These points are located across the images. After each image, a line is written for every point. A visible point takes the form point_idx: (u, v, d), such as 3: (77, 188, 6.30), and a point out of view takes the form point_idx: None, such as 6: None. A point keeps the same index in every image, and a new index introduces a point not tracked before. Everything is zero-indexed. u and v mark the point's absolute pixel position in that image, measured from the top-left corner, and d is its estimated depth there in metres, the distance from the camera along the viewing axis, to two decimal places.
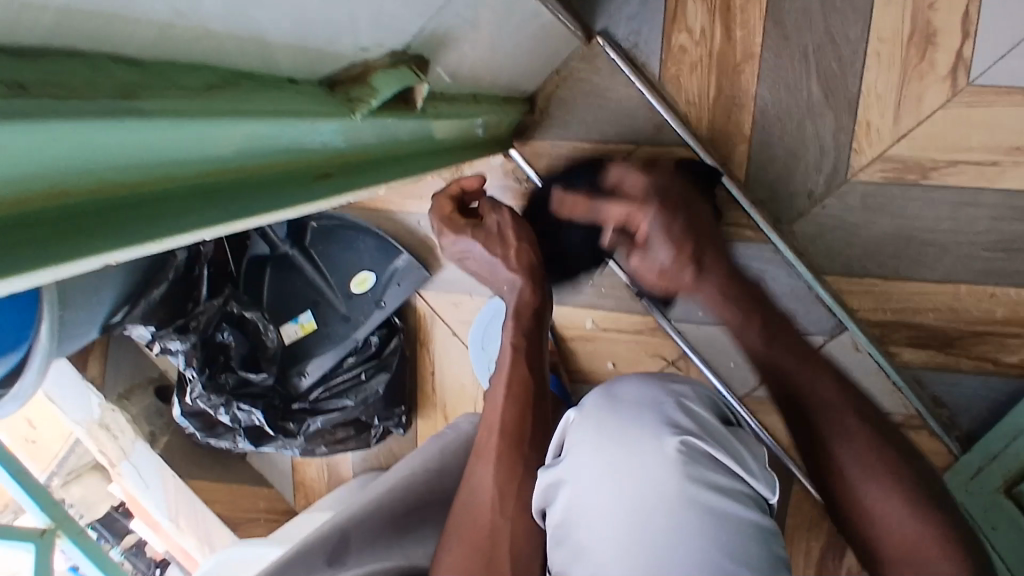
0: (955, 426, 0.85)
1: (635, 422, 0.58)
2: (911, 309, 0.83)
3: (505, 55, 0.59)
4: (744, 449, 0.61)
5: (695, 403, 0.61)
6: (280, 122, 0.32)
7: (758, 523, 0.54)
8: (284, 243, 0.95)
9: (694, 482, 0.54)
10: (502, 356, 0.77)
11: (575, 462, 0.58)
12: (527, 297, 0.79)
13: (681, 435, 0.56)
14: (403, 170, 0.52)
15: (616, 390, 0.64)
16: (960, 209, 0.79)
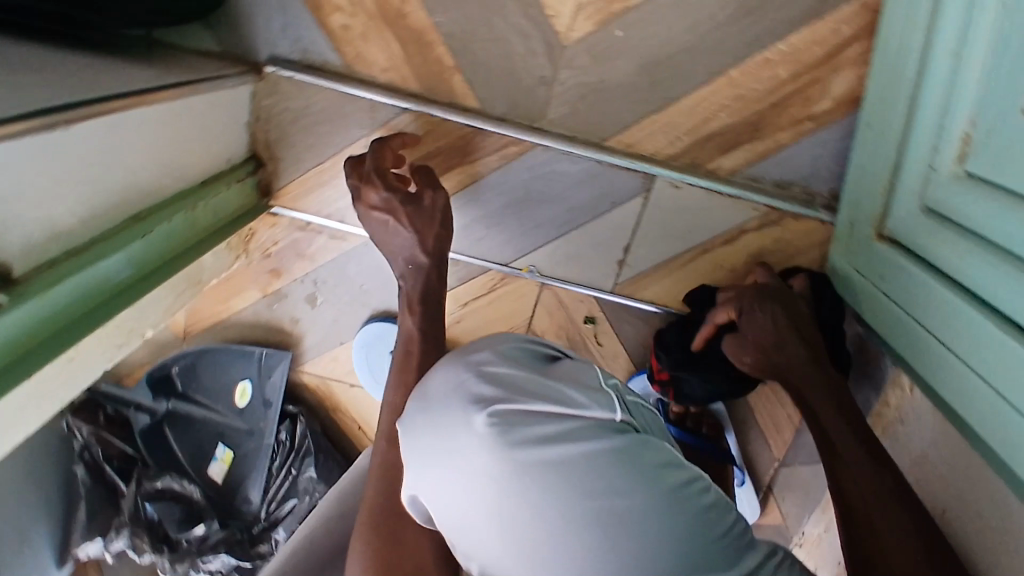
0: (815, 195, 0.82)
1: (444, 416, 0.55)
2: (702, 121, 0.79)
3: (121, 168, 0.58)
4: (561, 379, 0.59)
5: (497, 364, 0.58)
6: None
7: (606, 450, 0.53)
8: (159, 403, 0.97)
9: (518, 447, 0.52)
10: (410, 339, 0.75)
11: (416, 479, 0.56)
12: (431, 281, 0.77)
13: (486, 409, 0.54)
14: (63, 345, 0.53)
15: (423, 387, 0.60)
16: (682, 4, 0.74)
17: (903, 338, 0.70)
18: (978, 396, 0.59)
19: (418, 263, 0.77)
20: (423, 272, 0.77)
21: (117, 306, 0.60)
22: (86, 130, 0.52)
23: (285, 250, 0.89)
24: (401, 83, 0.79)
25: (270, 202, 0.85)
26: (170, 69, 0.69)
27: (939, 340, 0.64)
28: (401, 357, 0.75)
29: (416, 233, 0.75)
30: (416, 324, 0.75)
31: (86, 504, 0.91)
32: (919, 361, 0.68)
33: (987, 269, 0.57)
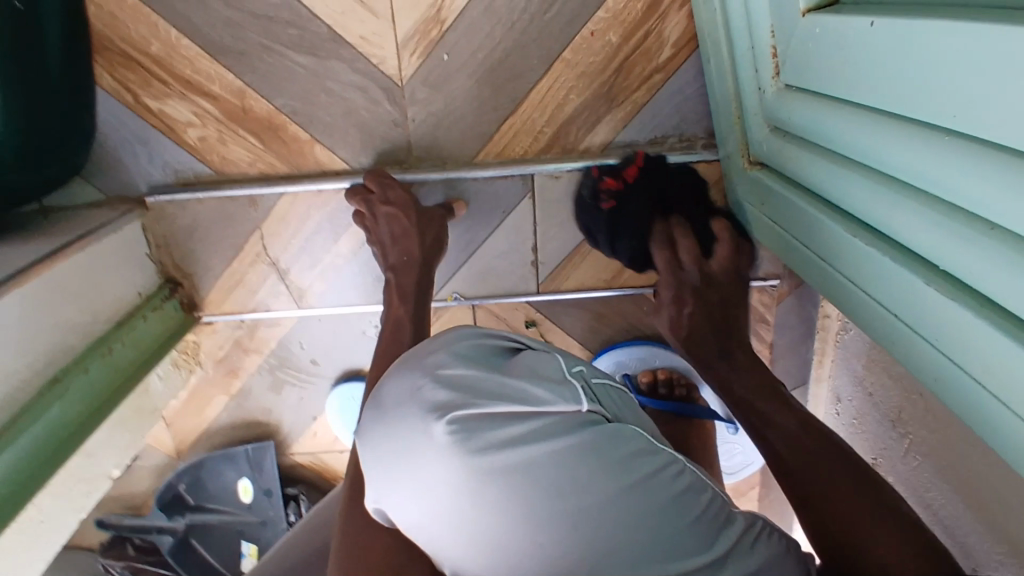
0: (693, 139, 0.81)
1: (400, 426, 0.50)
2: (556, 108, 0.80)
3: (32, 340, 0.64)
4: (522, 371, 0.54)
5: (453, 365, 0.53)
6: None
7: (571, 444, 0.49)
8: (177, 520, 1.02)
9: (480, 453, 0.47)
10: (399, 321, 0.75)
11: (378, 492, 0.51)
12: (414, 280, 0.78)
13: (442, 417, 0.49)
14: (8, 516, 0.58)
15: (379, 397, 0.55)
16: (491, 10, 0.75)
17: (794, 258, 0.67)
18: (868, 307, 0.56)
19: (410, 256, 0.78)
20: (411, 267, 0.78)
21: (54, 466, 0.64)
22: None
23: (232, 351, 0.94)
24: (271, 169, 0.83)
25: (198, 314, 0.89)
26: (60, 230, 0.74)
27: (819, 254, 0.61)
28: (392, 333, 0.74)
29: (407, 235, 0.78)
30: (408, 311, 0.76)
31: None
32: (811, 277, 0.65)
33: (837, 178, 0.55)
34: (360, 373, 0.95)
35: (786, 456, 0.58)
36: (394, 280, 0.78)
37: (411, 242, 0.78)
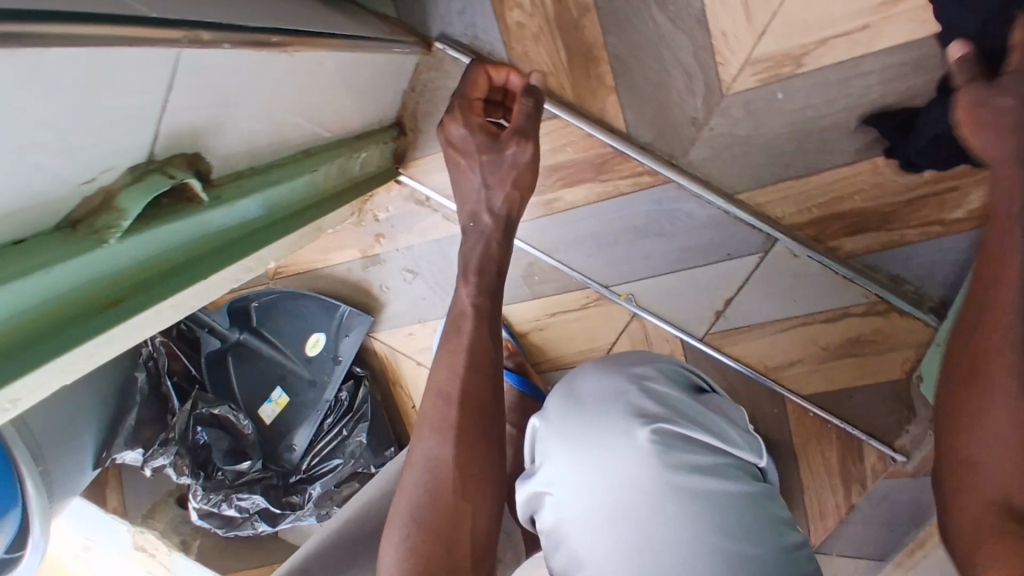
0: (925, 297, 0.82)
1: (602, 418, 0.57)
2: (835, 198, 0.80)
3: (316, 103, 0.61)
4: (719, 415, 0.59)
5: (659, 381, 0.59)
6: (9, 290, 0.34)
7: (742, 492, 0.55)
8: (233, 331, 0.98)
9: (673, 469, 0.54)
10: (462, 309, 0.69)
11: (553, 467, 0.57)
12: (481, 250, 0.72)
13: (650, 424, 0.55)
14: (234, 255, 0.55)
15: (572, 387, 0.61)
16: (847, 84, 0.76)
17: None
18: None
19: (481, 226, 0.73)
20: (483, 238, 0.72)
21: (280, 231, 0.63)
22: (305, 60, 0.55)
23: (397, 218, 0.91)
24: (557, 89, 0.81)
25: (400, 169, 0.88)
26: (365, 22, 0.72)
27: None
28: (454, 323, 0.68)
29: (492, 190, 0.72)
30: (478, 299, 0.68)
31: (139, 409, 0.92)
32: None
33: None
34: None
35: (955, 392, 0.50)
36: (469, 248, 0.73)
37: (492, 205, 0.73)
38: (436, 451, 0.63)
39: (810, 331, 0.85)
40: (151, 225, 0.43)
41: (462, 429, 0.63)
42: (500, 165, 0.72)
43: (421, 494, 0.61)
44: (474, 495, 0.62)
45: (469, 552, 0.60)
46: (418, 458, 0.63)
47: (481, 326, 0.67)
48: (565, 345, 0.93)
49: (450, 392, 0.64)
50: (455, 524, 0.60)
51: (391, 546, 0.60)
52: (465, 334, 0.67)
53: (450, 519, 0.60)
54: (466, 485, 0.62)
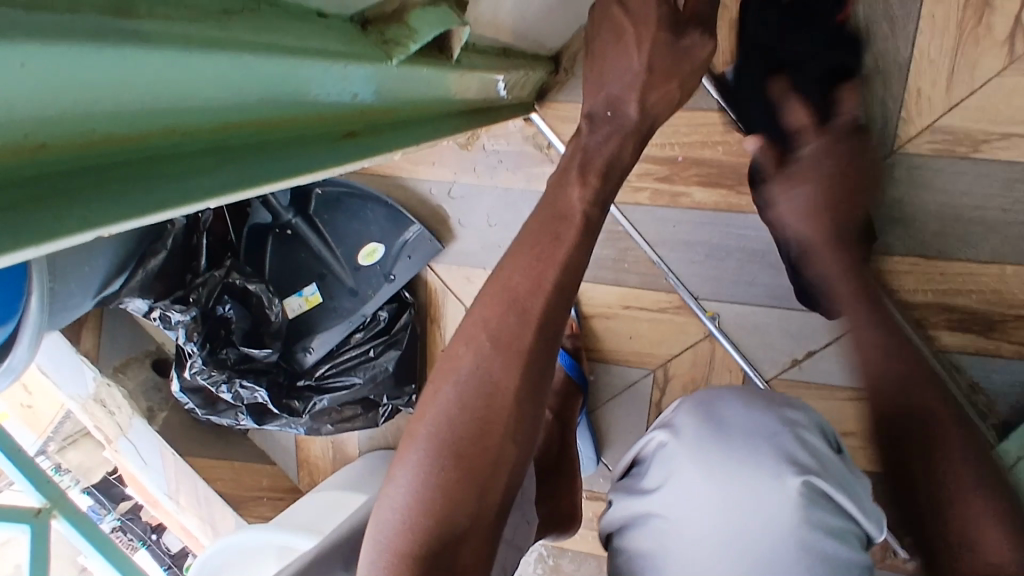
0: (992, 413, 0.80)
1: (748, 455, 0.50)
2: (952, 290, 0.78)
3: (537, 6, 0.55)
4: (862, 483, 0.53)
5: (812, 430, 0.53)
6: (301, 65, 0.26)
7: (870, 569, 0.49)
8: (287, 211, 0.88)
9: (815, 529, 0.48)
10: (568, 211, 0.53)
11: (677, 491, 0.51)
12: (612, 151, 0.57)
13: (803, 475, 0.49)
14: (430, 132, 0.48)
15: (715, 406, 0.54)
16: (1012, 185, 0.74)
17: None
18: None
19: (622, 120, 0.58)
20: (620, 138, 0.57)
21: (461, 125, 0.56)
22: None
23: (509, 155, 0.85)
24: (731, 84, 0.77)
25: (535, 107, 0.82)
26: None
27: None
28: (548, 223, 0.53)
29: (650, 82, 0.57)
30: (591, 209, 0.54)
31: (164, 257, 0.81)
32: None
33: None
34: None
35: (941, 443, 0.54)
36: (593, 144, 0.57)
37: (646, 100, 0.57)
38: (490, 370, 0.49)
39: None
40: (416, 63, 0.35)
41: (551, 371, 0.50)
42: (672, 61, 0.57)
43: (462, 417, 0.48)
44: (521, 440, 0.49)
45: (499, 498, 0.48)
46: (464, 371, 0.49)
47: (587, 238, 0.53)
48: (624, 342, 0.89)
49: (527, 311, 0.49)
50: (492, 469, 0.48)
51: (412, 468, 0.48)
52: (562, 245, 0.52)
53: (491, 456, 0.47)
54: (518, 425, 0.49)
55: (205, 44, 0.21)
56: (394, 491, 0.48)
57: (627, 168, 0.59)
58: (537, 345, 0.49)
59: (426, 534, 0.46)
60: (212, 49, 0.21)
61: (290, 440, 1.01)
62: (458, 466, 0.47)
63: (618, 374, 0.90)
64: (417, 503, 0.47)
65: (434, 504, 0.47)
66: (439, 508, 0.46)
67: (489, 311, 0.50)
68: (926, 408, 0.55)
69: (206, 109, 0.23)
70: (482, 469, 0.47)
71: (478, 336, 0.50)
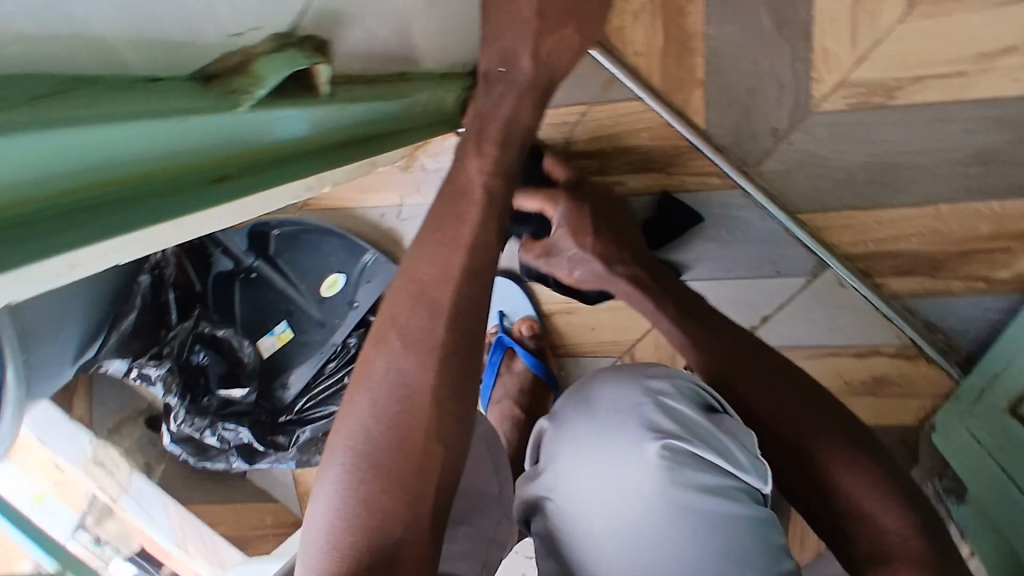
0: (953, 350, 0.83)
1: (618, 432, 0.62)
2: (891, 236, 0.80)
3: (425, 28, 0.58)
4: (734, 433, 0.60)
5: (675, 398, 0.62)
6: (147, 123, 0.30)
7: (746, 516, 0.58)
8: (247, 256, 0.93)
9: (678, 484, 0.58)
10: (468, 184, 0.59)
11: (569, 472, 0.63)
12: (509, 109, 0.65)
13: (661, 441, 0.59)
14: (326, 163, 0.51)
15: (591, 395, 0.65)
16: (933, 126, 0.76)
17: (1003, 506, 0.72)
18: None
19: (516, 77, 0.64)
20: (514, 93, 0.64)
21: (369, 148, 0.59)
22: None
23: (448, 172, 0.88)
24: (645, 72, 0.80)
25: (463, 121, 0.84)
26: None
27: None
28: (450, 201, 0.58)
29: (544, 29, 0.63)
30: (490, 179, 0.60)
31: (135, 315, 0.85)
32: (1014, 525, 0.70)
33: None
34: (520, 281, 0.92)
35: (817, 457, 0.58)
36: (493, 104, 0.64)
37: (538, 50, 0.63)
38: (405, 372, 0.50)
39: (837, 363, 0.86)
40: (280, 104, 0.39)
41: (472, 371, 0.52)
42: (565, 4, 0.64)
43: (380, 428, 0.49)
44: (448, 439, 0.50)
45: (434, 502, 0.49)
46: (377, 376, 0.51)
47: (492, 210, 0.58)
48: (586, 333, 0.91)
49: (436, 302, 0.52)
50: (424, 471, 0.49)
51: (334, 483, 0.49)
52: (465, 225, 0.56)
53: (417, 462, 0.49)
54: (439, 424, 0.50)
55: (29, 126, 0.24)
56: (320, 508, 0.49)
57: (530, 129, 0.66)
58: (449, 340, 0.51)
59: (362, 547, 0.46)
60: (54, 127, 0.25)
61: (287, 475, 1.03)
62: (384, 476, 0.48)
63: (589, 367, 0.92)
64: (347, 518, 0.47)
65: (362, 516, 0.47)
66: (370, 520, 0.47)
67: (397, 308, 0.53)
68: (802, 435, 0.59)
69: (63, 175, 0.27)
70: (410, 472, 0.48)
71: (390, 337, 0.52)
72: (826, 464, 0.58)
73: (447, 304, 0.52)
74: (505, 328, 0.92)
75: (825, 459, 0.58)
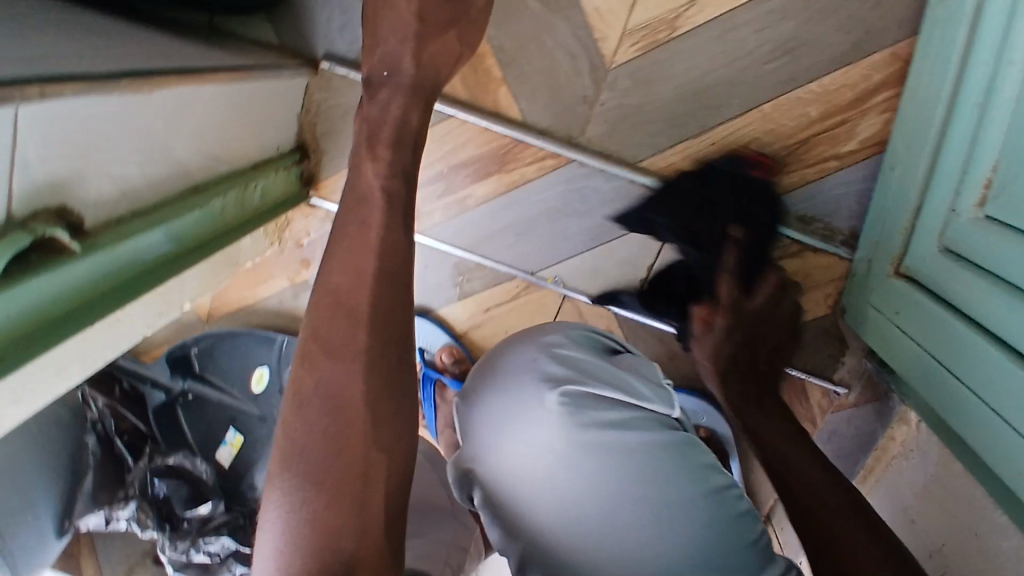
0: (836, 232, 0.85)
1: (518, 389, 0.61)
2: (731, 151, 0.82)
3: (197, 141, 0.63)
4: (630, 370, 0.64)
5: (568, 346, 0.63)
6: None
7: (660, 442, 0.59)
8: (176, 381, 0.98)
9: (584, 425, 0.58)
10: (368, 191, 0.60)
11: (478, 446, 0.60)
12: (397, 110, 0.66)
13: (558, 388, 0.59)
14: (121, 301, 0.56)
15: (494, 365, 0.64)
16: (724, 39, 0.78)
17: (916, 370, 0.71)
18: (977, 418, 0.62)
19: (399, 78, 0.67)
20: (399, 95, 0.67)
21: (179, 266, 0.65)
22: (177, 96, 0.57)
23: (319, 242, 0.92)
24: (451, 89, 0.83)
25: (311, 192, 0.88)
26: (239, 53, 0.73)
27: (956, 373, 0.64)
28: (352, 211, 0.58)
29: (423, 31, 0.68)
30: (388, 182, 0.61)
31: (94, 472, 0.91)
32: (931, 389, 0.68)
33: (982, 295, 0.60)
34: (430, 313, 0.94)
35: (799, 483, 0.57)
36: (379, 110, 0.66)
37: (419, 53, 0.68)
38: (335, 383, 0.50)
39: None
40: (23, 282, 0.45)
41: (402, 375, 0.53)
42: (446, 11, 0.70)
43: (314, 446, 0.48)
44: (389, 444, 0.50)
45: (383, 507, 0.49)
46: (310, 389, 0.51)
47: (393, 209, 0.59)
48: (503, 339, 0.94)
49: (353, 308, 0.53)
50: (367, 481, 0.48)
51: (278, 507, 0.47)
52: (369, 230, 0.57)
53: (358, 475, 0.48)
54: (377, 430, 0.50)
55: None
56: (267, 536, 0.47)
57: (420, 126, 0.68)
58: (371, 352, 0.52)
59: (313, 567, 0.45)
60: None
61: None
62: (328, 485, 0.47)
63: None
64: (293, 542, 0.46)
65: (309, 537, 0.46)
66: (318, 537, 0.46)
67: (317, 321, 0.53)
68: (791, 465, 0.58)
69: None
70: (353, 482, 0.48)
71: (315, 356, 0.52)
72: (808, 496, 0.56)
73: (366, 313, 0.53)
74: (427, 362, 0.95)
75: (804, 488, 0.56)
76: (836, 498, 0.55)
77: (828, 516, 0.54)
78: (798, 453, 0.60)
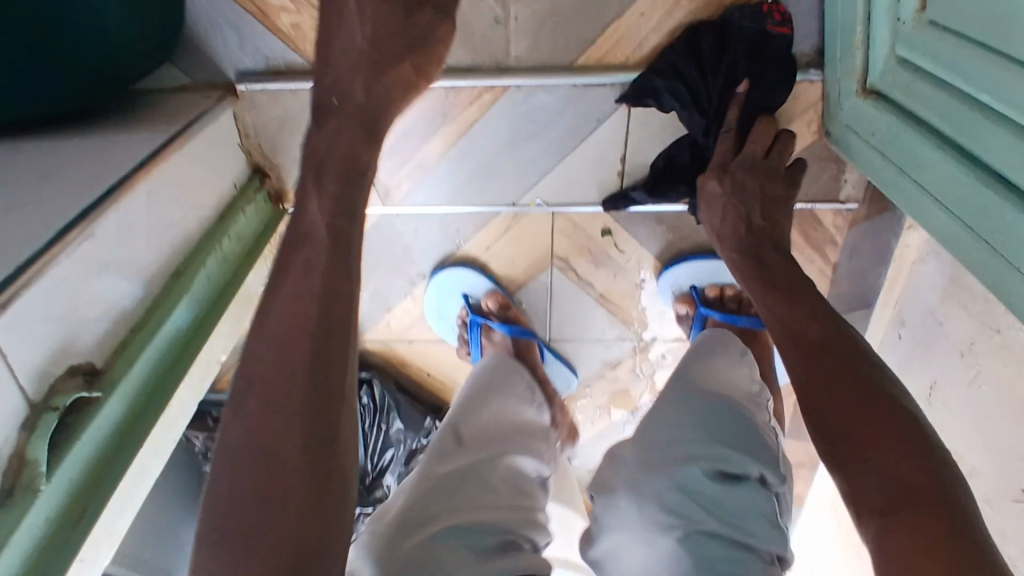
0: (800, 56, 0.79)
1: (638, 521, 0.64)
2: (662, 17, 0.77)
3: (157, 234, 0.67)
4: (739, 492, 0.64)
5: (703, 481, 0.64)
6: None
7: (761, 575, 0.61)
8: None
9: (683, 560, 0.61)
10: (313, 228, 0.60)
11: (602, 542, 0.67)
12: (344, 141, 0.64)
13: (674, 535, 0.62)
14: (166, 395, 0.63)
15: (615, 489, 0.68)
16: None
17: (894, 186, 0.68)
18: (953, 231, 0.60)
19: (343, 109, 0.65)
20: (347, 128, 0.65)
21: (201, 338, 0.70)
22: (120, 214, 0.60)
23: None
24: None
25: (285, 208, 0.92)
26: (162, 118, 0.74)
27: (929, 190, 0.61)
28: (298, 242, 0.59)
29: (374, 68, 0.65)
30: (334, 216, 0.60)
31: None
32: (912, 205, 0.65)
33: (939, 107, 0.58)
34: (458, 260, 0.96)
35: (825, 372, 0.58)
36: (326, 141, 0.64)
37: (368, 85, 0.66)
38: (268, 394, 0.51)
39: None
40: (68, 445, 0.52)
41: (334, 377, 0.53)
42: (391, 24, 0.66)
43: (245, 453, 0.49)
44: (316, 449, 0.49)
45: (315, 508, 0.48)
46: (248, 393, 0.52)
47: (341, 245, 0.59)
48: (513, 268, 0.97)
49: (299, 319, 0.54)
50: (296, 488, 0.48)
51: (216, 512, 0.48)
52: (314, 255, 0.58)
53: (289, 481, 0.48)
54: (305, 437, 0.49)
55: None
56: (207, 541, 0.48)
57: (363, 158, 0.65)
58: (309, 357, 0.53)
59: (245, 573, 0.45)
60: None
61: None
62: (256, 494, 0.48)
63: (536, 290, 0.99)
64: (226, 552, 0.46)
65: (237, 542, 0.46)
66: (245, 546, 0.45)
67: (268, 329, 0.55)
68: (824, 356, 0.60)
69: None
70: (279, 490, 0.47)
71: (254, 364, 0.53)
72: (834, 386, 0.57)
73: (312, 321, 0.54)
74: (472, 307, 0.96)
75: (834, 379, 0.57)
76: (859, 381, 0.56)
77: (884, 459, 0.51)
78: (823, 341, 0.61)
